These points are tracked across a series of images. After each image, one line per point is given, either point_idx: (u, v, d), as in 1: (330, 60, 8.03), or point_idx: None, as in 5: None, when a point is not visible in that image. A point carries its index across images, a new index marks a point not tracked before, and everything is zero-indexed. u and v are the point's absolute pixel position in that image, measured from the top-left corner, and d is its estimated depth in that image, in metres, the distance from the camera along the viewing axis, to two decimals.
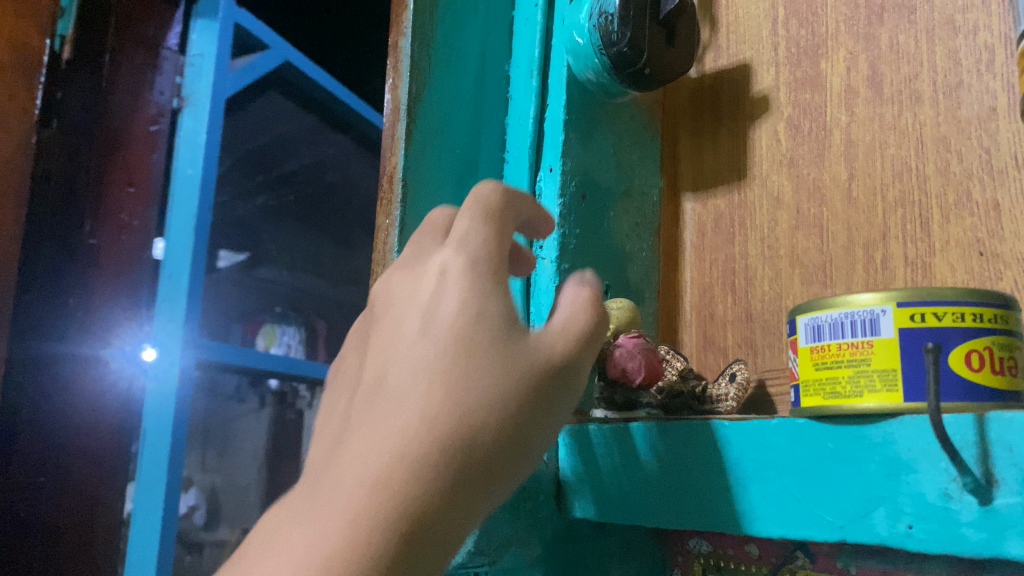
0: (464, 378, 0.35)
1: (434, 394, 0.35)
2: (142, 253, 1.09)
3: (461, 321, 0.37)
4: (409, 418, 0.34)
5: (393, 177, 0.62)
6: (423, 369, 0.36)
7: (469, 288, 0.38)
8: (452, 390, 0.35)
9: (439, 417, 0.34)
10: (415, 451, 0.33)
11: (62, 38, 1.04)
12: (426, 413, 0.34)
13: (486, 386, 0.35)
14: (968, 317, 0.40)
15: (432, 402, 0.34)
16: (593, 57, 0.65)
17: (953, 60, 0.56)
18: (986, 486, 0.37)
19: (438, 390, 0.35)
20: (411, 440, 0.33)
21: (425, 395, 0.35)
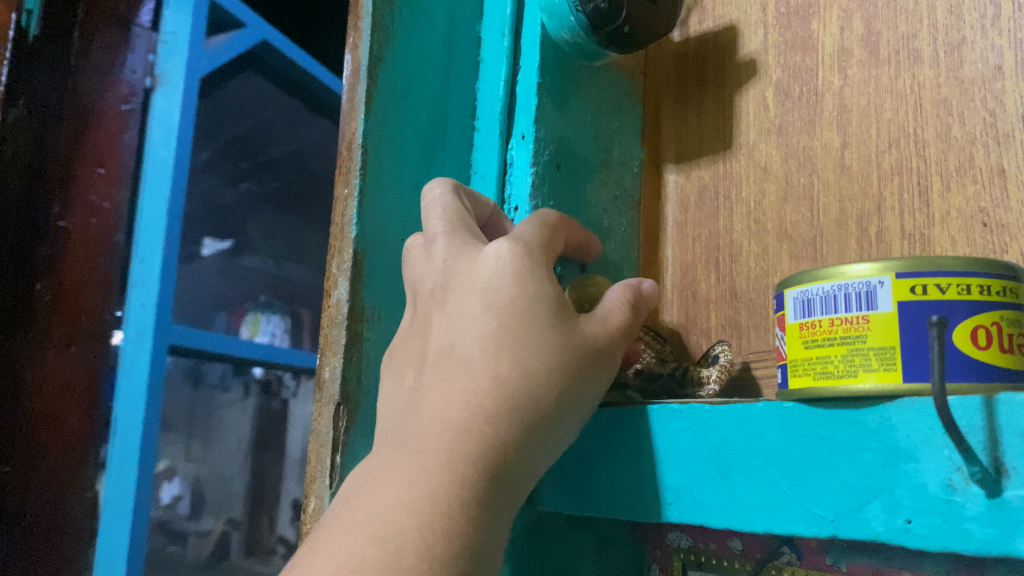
0: (546, 327, 0.44)
1: (519, 337, 0.43)
2: (116, 237, 0.95)
3: (535, 279, 0.46)
4: (502, 356, 0.43)
5: (352, 144, 0.57)
6: (507, 317, 0.44)
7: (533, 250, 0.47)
8: (536, 337, 0.43)
9: (527, 359, 0.43)
10: (514, 382, 0.42)
11: (29, 13, 0.93)
12: (518, 356, 0.43)
13: (565, 333, 0.44)
14: (974, 289, 0.36)
15: (519, 344, 0.43)
16: (568, 15, 0.60)
17: (955, 16, 0.52)
18: (995, 476, 0.33)
19: (523, 333, 0.43)
20: (507, 372, 0.42)
21: (510, 336, 0.43)
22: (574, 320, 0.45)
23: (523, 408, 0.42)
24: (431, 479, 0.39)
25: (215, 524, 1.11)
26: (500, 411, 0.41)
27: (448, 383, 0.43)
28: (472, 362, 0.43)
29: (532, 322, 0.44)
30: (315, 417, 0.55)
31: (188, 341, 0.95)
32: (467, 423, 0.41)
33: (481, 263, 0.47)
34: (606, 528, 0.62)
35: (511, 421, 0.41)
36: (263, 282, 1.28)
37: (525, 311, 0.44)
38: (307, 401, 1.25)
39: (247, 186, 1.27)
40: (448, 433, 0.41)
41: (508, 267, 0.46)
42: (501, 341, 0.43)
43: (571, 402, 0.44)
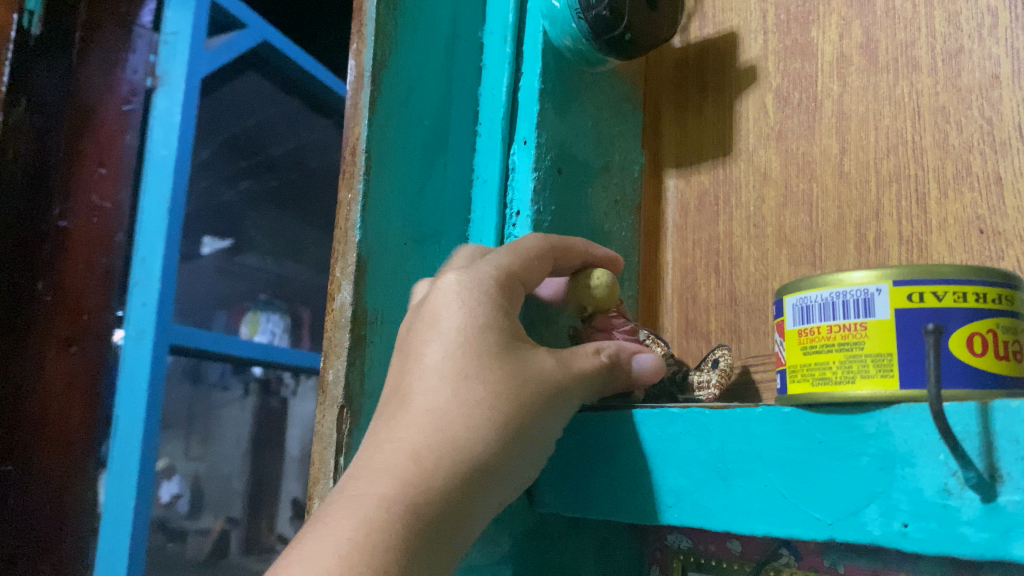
0: (499, 360, 0.44)
1: (468, 367, 0.43)
2: (117, 236, 0.97)
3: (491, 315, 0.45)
4: (451, 384, 0.42)
5: (355, 148, 0.58)
6: (457, 346, 0.44)
7: (493, 283, 0.47)
8: (486, 368, 0.43)
9: (477, 389, 0.42)
10: (461, 412, 0.42)
11: (32, 14, 0.93)
12: (468, 386, 0.42)
13: (517, 369, 0.44)
14: (969, 296, 0.36)
15: (467, 374, 0.43)
16: (570, 22, 0.61)
17: (953, 25, 0.53)
18: (990, 481, 0.34)
19: (474, 362, 0.43)
20: (455, 403, 0.42)
21: (460, 367, 0.43)
22: (529, 359, 0.45)
23: (471, 438, 0.41)
24: (375, 500, 0.38)
25: (214, 522, 1.12)
26: (445, 439, 0.41)
27: (397, 414, 0.42)
28: (422, 391, 0.43)
29: (483, 354, 0.44)
30: (318, 420, 0.55)
31: (186, 341, 0.95)
32: (415, 448, 0.40)
33: (434, 295, 0.47)
34: (607, 529, 0.63)
35: (459, 449, 0.41)
36: (263, 280, 1.28)
37: (477, 343, 0.44)
38: (307, 399, 1.26)
39: (246, 184, 1.27)
40: (398, 458, 0.40)
41: (461, 298, 0.46)
42: (450, 369, 0.43)
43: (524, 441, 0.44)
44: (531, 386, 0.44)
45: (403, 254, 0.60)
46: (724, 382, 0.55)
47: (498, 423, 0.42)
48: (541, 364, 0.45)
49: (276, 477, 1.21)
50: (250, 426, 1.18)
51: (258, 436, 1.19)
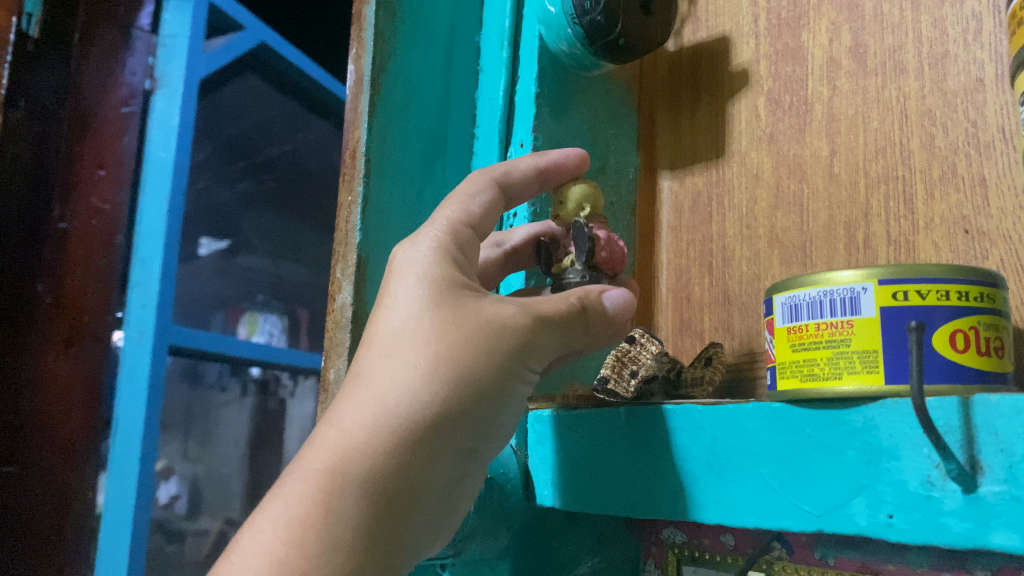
0: (426, 314, 0.42)
1: (398, 327, 0.43)
2: (116, 239, 0.96)
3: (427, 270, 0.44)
4: (380, 349, 0.42)
5: (355, 152, 0.59)
6: (388, 313, 0.43)
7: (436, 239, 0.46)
8: (415, 323, 0.42)
9: (404, 346, 0.42)
10: (387, 368, 0.41)
11: (30, 16, 0.92)
12: (392, 345, 0.42)
13: (447, 315, 0.43)
14: (953, 295, 0.37)
15: (396, 334, 0.42)
16: (565, 27, 0.62)
17: (939, 29, 0.54)
18: (971, 473, 0.35)
19: (403, 321, 0.43)
20: (385, 361, 0.42)
21: (386, 332, 0.43)
22: (471, 308, 0.43)
23: (397, 389, 0.40)
24: (301, 469, 0.39)
25: (212, 523, 1.11)
26: (371, 395, 0.40)
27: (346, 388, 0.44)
28: (362, 358, 0.43)
29: (411, 312, 0.43)
30: (320, 418, 0.57)
31: (182, 339, 0.96)
32: (342, 409, 0.41)
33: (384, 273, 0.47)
34: (604, 525, 0.64)
35: (384, 402, 0.40)
36: (260, 280, 1.28)
37: (403, 300, 0.44)
38: (305, 398, 1.29)
39: (242, 185, 1.25)
40: (329, 423, 0.41)
41: (399, 263, 0.46)
42: (380, 333, 0.43)
43: (469, 383, 0.41)
44: (464, 324, 0.42)
45: None
46: (715, 380, 0.57)
47: (427, 370, 0.41)
48: (480, 306, 0.43)
49: (274, 478, 1.22)
50: (247, 427, 1.20)
51: (256, 435, 1.22)
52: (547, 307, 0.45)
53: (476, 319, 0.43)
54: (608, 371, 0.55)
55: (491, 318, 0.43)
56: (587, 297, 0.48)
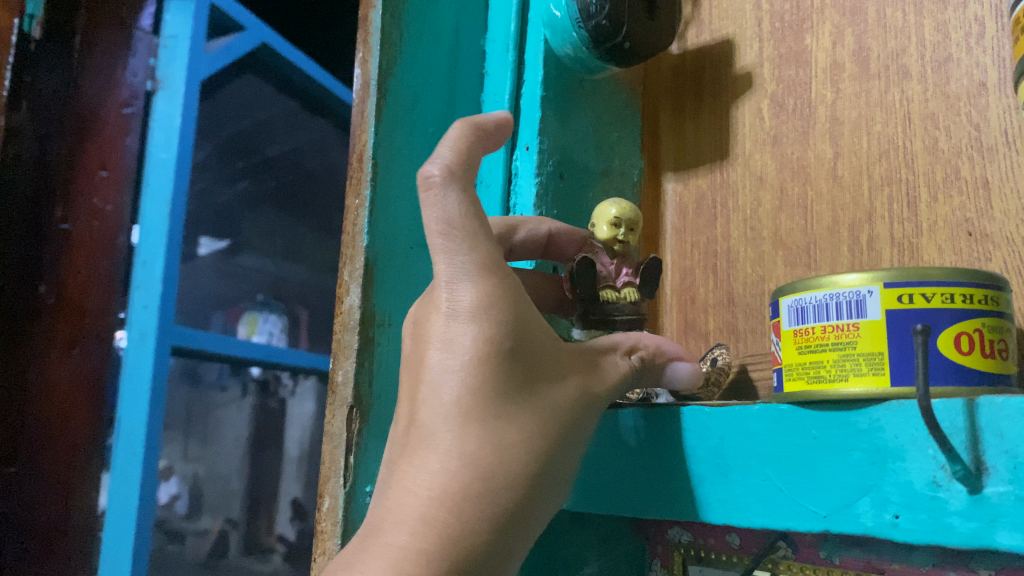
0: (525, 386, 0.40)
1: (495, 406, 0.39)
2: (119, 239, 0.97)
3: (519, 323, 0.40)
4: (477, 430, 0.38)
5: (362, 155, 0.59)
6: (482, 370, 0.39)
7: (510, 282, 0.41)
8: (514, 406, 0.39)
9: (507, 432, 0.39)
10: (491, 458, 0.38)
11: (32, 18, 0.94)
12: (494, 416, 0.39)
13: (541, 401, 0.40)
14: (957, 297, 0.38)
15: (495, 415, 0.39)
16: (570, 31, 0.62)
17: (942, 33, 0.54)
18: (976, 474, 0.36)
19: (499, 398, 0.39)
20: (486, 447, 0.38)
21: (481, 409, 0.39)
22: (555, 382, 0.42)
23: (505, 484, 0.38)
24: (410, 559, 0.35)
25: (213, 523, 1.12)
26: (479, 489, 0.37)
27: (416, 451, 0.39)
28: (449, 425, 0.39)
29: (506, 389, 0.39)
30: (328, 419, 0.57)
31: (186, 341, 0.96)
32: (445, 494, 0.37)
33: (439, 310, 0.40)
34: (609, 524, 0.65)
35: (496, 500, 0.38)
36: (261, 280, 1.28)
37: (496, 370, 0.39)
38: (305, 398, 1.29)
39: (241, 184, 1.24)
40: (432, 512, 0.36)
41: (478, 312, 0.39)
42: (473, 408, 0.39)
43: (554, 475, 0.41)
44: (557, 417, 0.41)
45: (410, 257, 0.62)
46: (721, 380, 0.57)
47: (531, 466, 0.39)
48: (564, 389, 0.42)
49: (276, 478, 1.22)
50: (247, 427, 1.20)
51: (256, 435, 1.21)
52: (616, 378, 0.45)
53: (567, 410, 0.42)
54: None
55: (575, 406, 0.42)
56: (645, 351, 0.48)
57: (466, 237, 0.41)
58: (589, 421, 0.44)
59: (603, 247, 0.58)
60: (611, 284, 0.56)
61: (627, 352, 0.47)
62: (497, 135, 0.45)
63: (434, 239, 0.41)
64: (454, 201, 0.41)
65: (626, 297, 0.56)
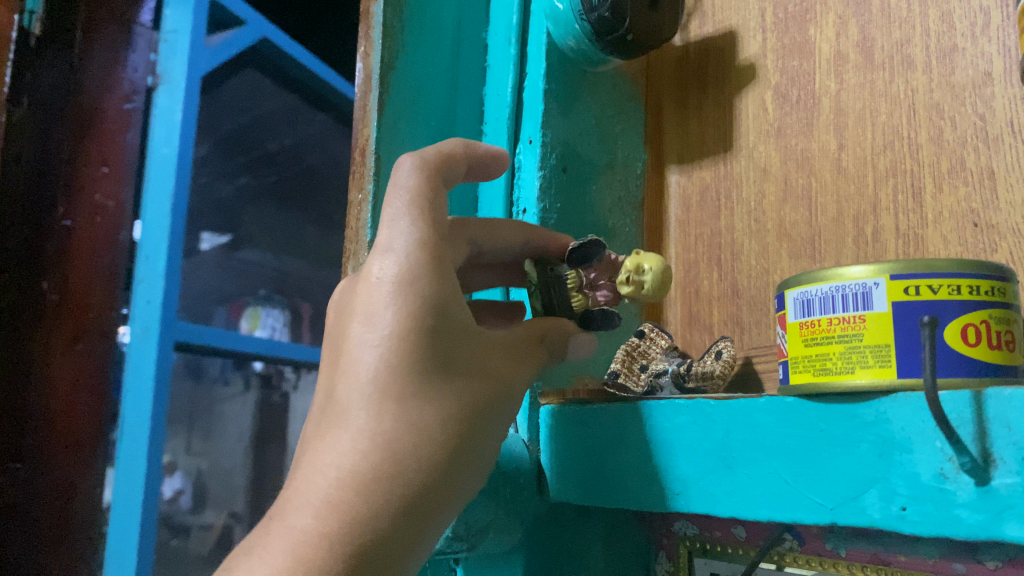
0: (444, 367, 0.39)
1: (412, 385, 0.38)
2: (119, 234, 0.97)
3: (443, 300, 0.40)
4: (393, 409, 0.38)
5: (365, 149, 0.59)
6: (400, 349, 0.39)
7: (431, 254, 0.41)
8: (431, 387, 0.39)
9: (423, 412, 0.38)
10: (404, 439, 0.38)
11: (32, 13, 0.93)
12: (409, 397, 0.38)
13: (460, 382, 0.40)
14: (965, 289, 0.38)
15: (410, 390, 0.38)
16: (573, 23, 0.62)
17: (946, 23, 0.54)
18: (983, 465, 0.36)
19: (417, 377, 0.39)
20: (400, 427, 0.38)
21: (395, 386, 0.38)
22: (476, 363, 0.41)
23: (417, 463, 0.38)
24: (308, 542, 0.35)
25: (217, 517, 1.12)
26: (389, 470, 0.37)
27: (330, 429, 0.38)
28: (361, 404, 0.38)
29: (425, 367, 0.39)
30: None
31: (190, 335, 0.96)
32: (354, 473, 0.37)
33: (365, 284, 0.40)
34: (615, 518, 0.65)
35: (407, 482, 0.37)
36: (264, 275, 1.28)
37: (415, 348, 0.39)
38: (308, 392, 1.28)
39: (242, 179, 1.24)
40: (338, 491, 0.36)
41: (398, 289, 0.39)
42: (389, 382, 0.38)
43: (475, 457, 0.41)
44: (479, 398, 0.41)
45: None
46: (727, 373, 0.56)
47: (448, 446, 0.39)
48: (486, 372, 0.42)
49: (279, 472, 1.22)
50: (251, 421, 1.20)
51: (259, 429, 1.21)
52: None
53: (486, 392, 0.41)
54: (619, 366, 0.58)
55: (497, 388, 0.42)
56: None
57: (411, 207, 0.42)
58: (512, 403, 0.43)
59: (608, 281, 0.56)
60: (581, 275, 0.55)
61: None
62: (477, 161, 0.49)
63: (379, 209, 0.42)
64: (409, 179, 0.43)
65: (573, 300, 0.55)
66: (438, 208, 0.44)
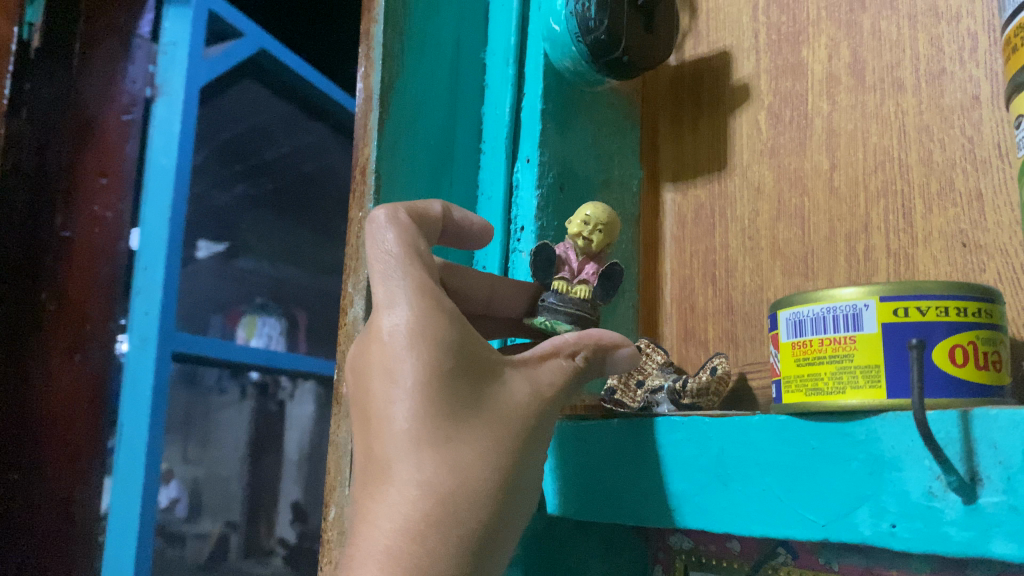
0: (474, 405, 0.40)
1: (445, 427, 0.39)
2: (120, 245, 0.97)
3: (459, 343, 0.41)
4: (432, 454, 0.38)
5: (365, 168, 0.60)
6: (429, 396, 0.39)
7: (436, 301, 0.42)
8: (464, 425, 0.39)
9: (462, 451, 0.39)
10: (450, 481, 0.38)
11: (31, 26, 0.93)
12: (448, 440, 0.39)
13: (491, 417, 0.40)
14: (952, 311, 0.39)
15: (446, 434, 0.39)
16: (571, 45, 0.63)
17: (935, 47, 0.55)
18: (970, 484, 0.36)
19: (450, 422, 0.39)
20: (444, 469, 0.38)
21: (431, 432, 0.39)
22: (503, 394, 0.42)
23: (468, 503, 0.38)
24: None
25: (214, 526, 1.12)
26: (443, 514, 0.37)
27: (376, 488, 0.38)
28: (402, 455, 0.38)
29: (455, 410, 0.39)
30: (335, 429, 0.59)
31: (189, 347, 0.97)
32: (408, 525, 0.36)
33: (377, 339, 0.41)
34: (612, 531, 0.65)
35: (463, 524, 0.37)
36: (260, 284, 1.29)
37: (440, 392, 0.39)
38: (304, 401, 1.29)
39: (240, 187, 1.24)
40: (397, 543, 0.36)
41: (412, 339, 0.40)
42: (424, 429, 0.39)
43: (521, 486, 0.41)
44: (510, 424, 0.41)
45: None
46: (721, 389, 0.57)
47: (494, 483, 0.39)
48: (513, 395, 0.42)
49: (276, 481, 1.23)
50: (247, 430, 1.20)
51: (255, 438, 1.21)
52: (559, 381, 0.45)
53: (517, 415, 0.42)
54: (614, 384, 0.59)
55: (528, 409, 0.42)
56: (590, 350, 0.48)
57: (402, 260, 0.43)
58: (545, 428, 0.43)
59: (571, 241, 0.59)
60: (565, 277, 0.57)
61: (570, 355, 0.47)
62: (451, 220, 0.50)
63: (375, 265, 0.43)
64: (391, 234, 0.44)
65: (575, 294, 0.56)
66: (426, 256, 0.45)
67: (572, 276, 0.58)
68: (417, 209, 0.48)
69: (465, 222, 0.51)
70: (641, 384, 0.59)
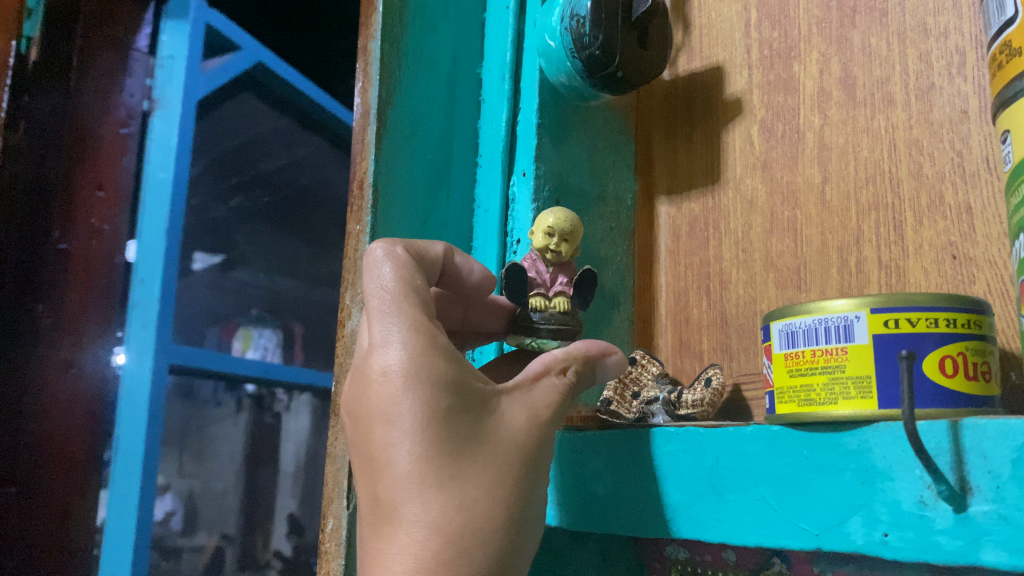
0: (475, 440, 0.41)
1: (447, 467, 0.40)
2: (116, 258, 0.98)
3: (454, 381, 0.41)
4: (438, 492, 0.39)
5: (363, 182, 0.61)
6: (428, 437, 0.40)
7: (429, 337, 0.42)
8: (467, 461, 0.40)
9: (466, 488, 0.40)
10: (457, 520, 0.39)
11: (29, 40, 0.92)
12: (450, 479, 0.40)
13: (492, 451, 0.41)
14: (941, 322, 0.40)
15: (449, 471, 0.40)
16: (565, 61, 0.64)
17: (924, 63, 0.56)
18: (960, 493, 0.37)
19: (451, 461, 0.40)
20: (450, 509, 0.39)
21: (434, 473, 0.40)
22: (503, 423, 0.43)
23: (473, 538, 0.39)
24: None
25: (209, 539, 1.12)
26: (451, 553, 0.38)
27: (384, 529, 0.40)
28: (407, 497, 0.39)
29: (456, 447, 0.40)
30: (331, 441, 0.60)
31: (187, 359, 0.97)
32: (417, 568, 0.38)
33: (374, 382, 0.41)
34: (609, 542, 0.66)
35: (471, 561, 0.39)
36: (257, 295, 1.28)
37: (438, 433, 0.40)
38: (300, 413, 1.28)
39: (236, 201, 1.24)
40: None
41: (408, 382, 0.40)
42: (426, 470, 0.39)
43: (531, 509, 0.42)
44: (513, 455, 0.42)
45: None
46: (716, 400, 0.57)
47: (499, 513, 0.40)
48: (512, 424, 0.43)
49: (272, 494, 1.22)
50: (242, 444, 1.19)
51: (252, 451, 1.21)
52: (556, 403, 0.45)
53: (519, 444, 0.42)
54: (612, 395, 0.60)
55: (527, 436, 0.43)
56: (580, 364, 0.48)
57: (397, 297, 0.43)
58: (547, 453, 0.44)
59: (537, 253, 0.59)
60: (542, 292, 0.57)
61: (562, 371, 0.47)
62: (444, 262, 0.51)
63: (370, 303, 0.44)
64: (388, 270, 0.45)
65: (556, 309, 0.56)
66: (420, 287, 0.45)
67: (547, 288, 0.58)
68: (413, 247, 0.49)
69: (466, 266, 0.53)
70: (640, 396, 0.60)
